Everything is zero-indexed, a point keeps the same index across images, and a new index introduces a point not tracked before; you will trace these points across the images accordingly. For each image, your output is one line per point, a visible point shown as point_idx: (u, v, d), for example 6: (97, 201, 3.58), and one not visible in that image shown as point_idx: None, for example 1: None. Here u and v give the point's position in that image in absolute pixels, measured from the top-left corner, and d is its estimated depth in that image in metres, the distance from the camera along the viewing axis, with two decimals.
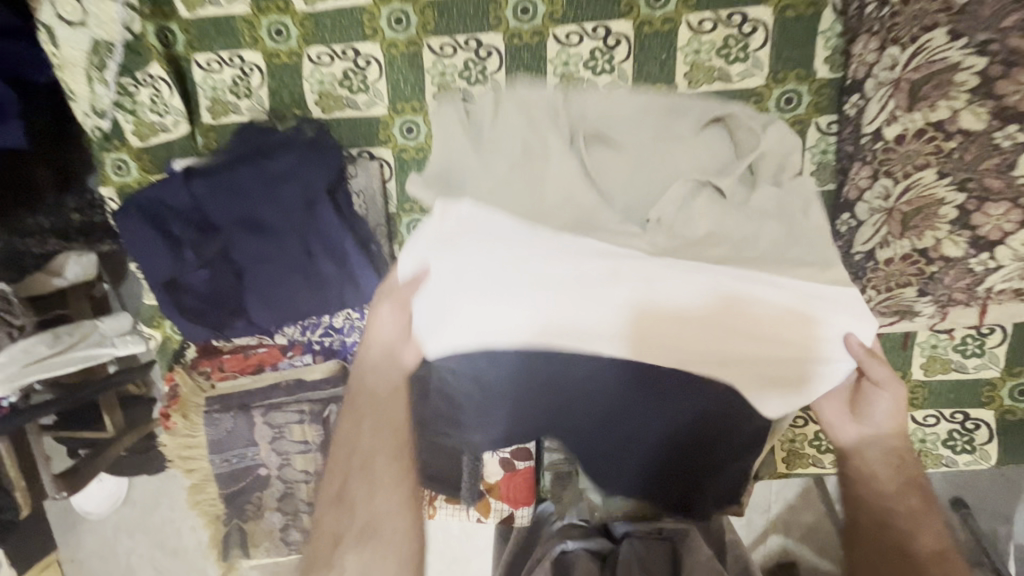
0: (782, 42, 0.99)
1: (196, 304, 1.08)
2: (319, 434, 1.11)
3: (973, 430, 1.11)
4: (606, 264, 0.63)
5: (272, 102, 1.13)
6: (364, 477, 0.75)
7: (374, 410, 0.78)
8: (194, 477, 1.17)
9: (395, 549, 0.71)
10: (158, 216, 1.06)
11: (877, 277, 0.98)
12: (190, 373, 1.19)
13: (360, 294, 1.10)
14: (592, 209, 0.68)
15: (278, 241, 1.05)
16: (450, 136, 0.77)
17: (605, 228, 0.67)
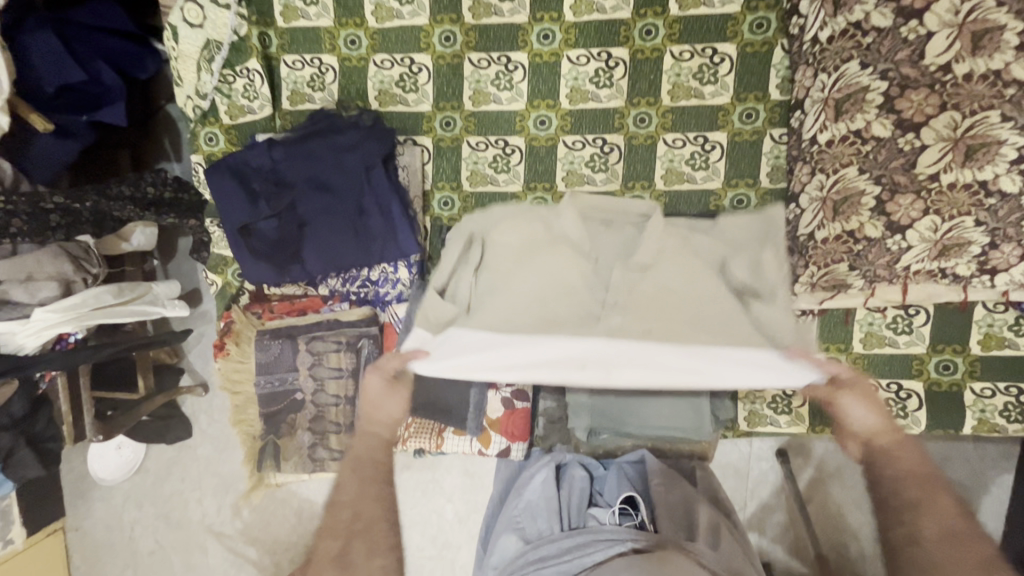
0: (744, 70, 1.28)
1: (264, 247, 1.32)
2: (351, 363, 1.32)
3: (905, 399, 1.32)
4: (577, 365, 1.05)
5: (339, 95, 1.41)
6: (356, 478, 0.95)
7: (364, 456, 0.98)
8: (239, 399, 1.37)
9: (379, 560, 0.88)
10: (242, 173, 1.32)
11: (817, 254, 1.19)
12: (244, 313, 1.41)
13: (398, 248, 1.34)
14: (567, 305, 1.12)
15: (340, 199, 1.30)
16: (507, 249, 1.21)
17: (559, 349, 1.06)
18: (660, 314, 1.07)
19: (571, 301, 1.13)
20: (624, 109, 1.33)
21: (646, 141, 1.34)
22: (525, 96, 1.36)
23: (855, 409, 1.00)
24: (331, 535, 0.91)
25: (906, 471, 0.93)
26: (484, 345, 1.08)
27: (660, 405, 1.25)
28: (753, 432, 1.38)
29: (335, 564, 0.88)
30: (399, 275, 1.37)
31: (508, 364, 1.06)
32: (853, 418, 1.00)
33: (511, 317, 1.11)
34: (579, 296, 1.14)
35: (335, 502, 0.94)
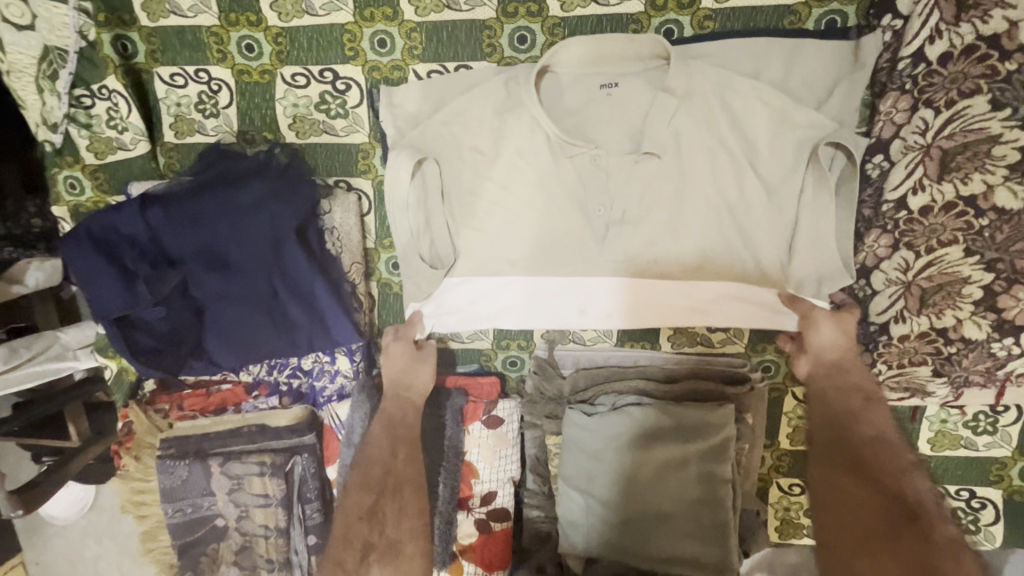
0: None
1: (150, 343, 0.99)
2: (280, 488, 1.02)
3: (979, 509, 1.06)
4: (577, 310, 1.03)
5: (240, 123, 1.02)
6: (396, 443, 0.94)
7: (399, 422, 0.96)
8: (147, 523, 1.08)
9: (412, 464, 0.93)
10: (111, 244, 0.97)
11: (889, 353, 0.90)
12: (145, 411, 1.10)
13: (331, 339, 1.01)
14: (569, 250, 0.98)
15: (246, 281, 0.97)
16: (435, 93, 0.96)
17: (575, 263, 0.99)
18: (709, 186, 0.91)
19: (575, 244, 0.97)
20: None
21: None
22: None
23: (824, 333, 0.92)
24: (364, 486, 0.89)
25: (852, 384, 0.89)
26: (487, 290, 1.04)
27: (671, 533, 0.99)
28: (786, 545, 1.13)
29: (364, 517, 0.87)
30: (337, 366, 1.06)
31: (509, 305, 1.05)
32: (817, 346, 0.92)
33: (506, 251, 0.99)
34: (575, 237, 0.97)
35: (368, 458, 0.93)
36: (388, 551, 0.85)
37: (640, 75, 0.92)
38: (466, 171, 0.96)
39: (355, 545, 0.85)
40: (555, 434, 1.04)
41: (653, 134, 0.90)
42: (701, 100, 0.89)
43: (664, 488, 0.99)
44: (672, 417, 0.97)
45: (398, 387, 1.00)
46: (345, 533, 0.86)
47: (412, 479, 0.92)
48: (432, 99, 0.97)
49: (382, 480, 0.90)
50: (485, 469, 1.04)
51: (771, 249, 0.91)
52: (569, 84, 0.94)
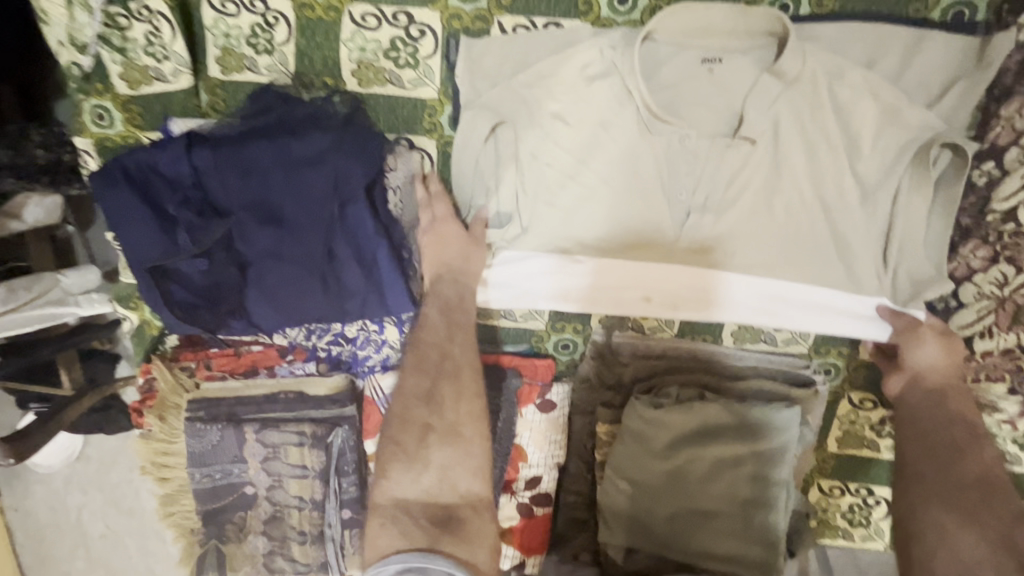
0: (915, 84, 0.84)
1: (187, 297, 0.92)
2: (319, 460, 0.98)
3: None
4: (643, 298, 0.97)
5: (297, 64, 0.92)
6: (451, 333, 0.92)
7: (460, 307, 0.94)
8: (169, 486, 1.02)
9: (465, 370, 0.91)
10: (150, 186, 0.88)
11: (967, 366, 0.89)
12: (169, 367, 1.03)
13: (384, 309, 0.94)
14: (643, 232, 0.92)
15: (299, 239, 0.89)
16: (521, 50, 0.88)
17: (647, 250, 0.93)
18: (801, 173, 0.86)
19: (650, 227, 0.92)
20: None
21: None
22: None
23: (924, 352, 0.89)
24: (420, 372, 0.90)
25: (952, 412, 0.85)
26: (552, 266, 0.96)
27: (720, 533, 0.96)
28: (822, 546, 1.16)
29: (421, 401, 0.88)
30: (385, 336, 1.00)
31: (571, 283, 0.97)
32: (918, 362, 0.90)
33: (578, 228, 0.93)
34: (651, 220, 0.91)
35: (425, 346, 0.92)
36: (447, 432, 0.87)
37: (745, 52, 0.85)
38: (545, 141, 0.89)
39: (412, 426, 0.87)
40: (607, 423, 1.01)
41: (751, 120, 0.84)
42: (809, 85, 0.83)
43: (716, 485, 0.96)
44: (733, 415, 0.95)
45: (448, 268, 0.94)
46: (402, 415, 0.88)
47: (461, 374, 0.90)
48: (513, 56, 0.89)
49: (433, 376, 0.90)
50: (534, 453, 1.01)
51: (862, 253, 0.88)
52: (668, 56, 0.86)
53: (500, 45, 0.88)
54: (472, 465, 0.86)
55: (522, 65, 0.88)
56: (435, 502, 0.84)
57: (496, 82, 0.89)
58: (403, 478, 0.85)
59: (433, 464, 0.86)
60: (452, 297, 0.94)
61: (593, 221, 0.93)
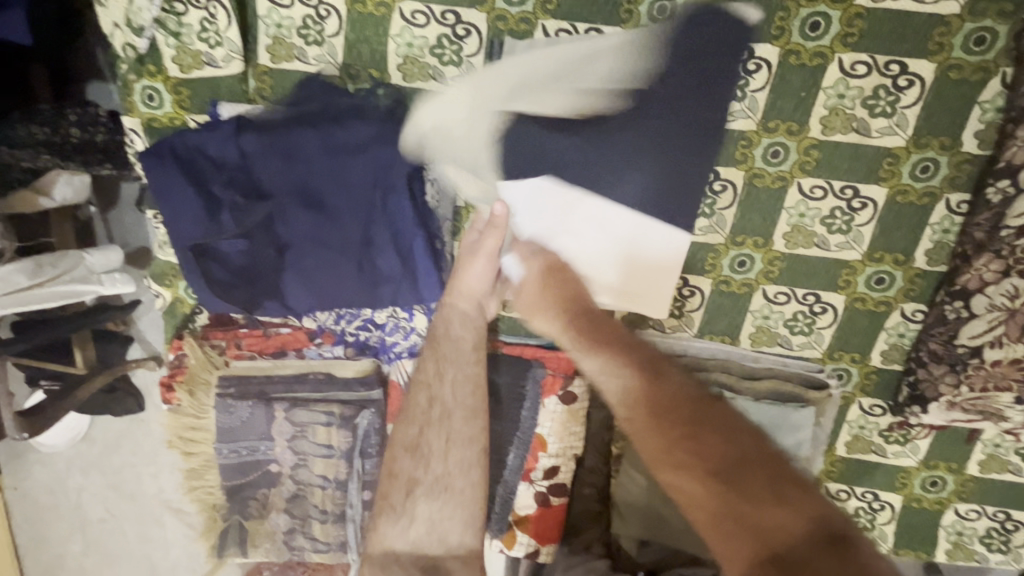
0: (936, 103, 0.88)
1: (226, 276, 0.95)
2: (344, 441, 1.00)
3: (1011, 531, 1.11)
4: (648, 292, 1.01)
5: (345, 56, 0.96)
6: (441, 363, 0.92)
7: (452, 338, 0.92)
8: (194, 461, 1.04)
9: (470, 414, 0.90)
10: (197, 167, 0.91)
11: (976, 376, 0.92)
12: (200, 344, 1.05)
13: (416, 296, 0.97)
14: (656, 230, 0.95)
15: (338, 225, 0.92)
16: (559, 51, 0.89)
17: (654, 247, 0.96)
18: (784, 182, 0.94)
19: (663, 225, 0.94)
20: (753, 135, 0.94)
21: (775, 183, 0.96)
22: None
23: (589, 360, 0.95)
24: (407, 420, 0.89)
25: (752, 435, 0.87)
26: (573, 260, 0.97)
27: None
28: None
29: (408, 449, 0.86)
30: (414, 324, 1.02)
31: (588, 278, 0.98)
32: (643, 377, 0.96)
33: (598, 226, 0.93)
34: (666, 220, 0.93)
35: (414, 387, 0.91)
36: (435, 485, 0.84)
37: (777, 65, 0.89)
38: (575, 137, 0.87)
39: (398, 479, 0.85)
40: None
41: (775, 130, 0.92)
42: None
43: None
44: (745, 415, 1.00)
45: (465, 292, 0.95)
46: (389, 468, 0.86)
47: (450, 415, 0.88)
48: (544, 56, 0.89)
49: (426, 412, 0.88)
50: (555, 443, 1.03)
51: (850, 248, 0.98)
52: None
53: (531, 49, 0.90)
54: (462, 513, 0.84)
55: (554, 60, 0.89)
56: (424, 554, 0.82)
57: (530, 76, 0.88)
58: (390, 532, 0.83)
59: (418, 518, 0.83)
60: (469, 310, 0.94)
61: (614, 220, 0.93)
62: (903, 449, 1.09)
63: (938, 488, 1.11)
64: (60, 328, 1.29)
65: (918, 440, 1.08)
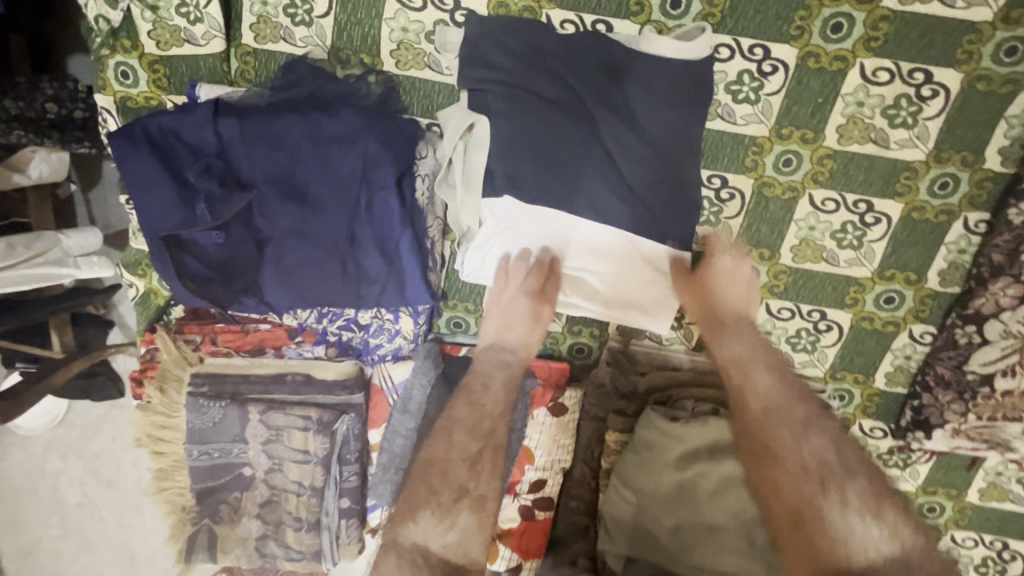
0: (960, 116, 0.83)
1: (201, 270, 0.88)
2: (322, 446, 0.96)
3: (1007, 560, 1.08)
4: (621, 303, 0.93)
5: (335, 39, 0.89)
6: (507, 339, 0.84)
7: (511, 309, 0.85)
8: (163, 461, 0.99)
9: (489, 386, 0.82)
10: (173, 152, 0.85)
11: (984, 405, 0.89)
12: (173, 338, 1.00)
13: (402, 297, 0.92)
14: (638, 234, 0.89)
15: (321, 219, 0.86)
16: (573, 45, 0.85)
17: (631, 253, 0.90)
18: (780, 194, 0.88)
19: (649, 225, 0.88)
20: (765, 142, 0.88)
21: (785, 193, 0.91)
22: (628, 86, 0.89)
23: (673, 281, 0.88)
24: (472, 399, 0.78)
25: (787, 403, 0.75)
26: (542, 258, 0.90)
27: (721, 551, 0.94)
28: None
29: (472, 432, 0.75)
30: (399, 326, 0.97)
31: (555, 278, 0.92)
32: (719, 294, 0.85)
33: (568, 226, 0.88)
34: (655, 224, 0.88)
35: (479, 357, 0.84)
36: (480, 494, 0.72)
37: (796, 68, 0.84)
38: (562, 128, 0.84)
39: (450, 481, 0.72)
40: (619, 432, 1.00)
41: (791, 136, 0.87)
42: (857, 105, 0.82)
43: (724, 501, 0.95)
44: None
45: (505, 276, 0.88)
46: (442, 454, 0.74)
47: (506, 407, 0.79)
48: (553, 60, 0.84)
49: (490, 391, 0.80)
50: (541, 455, 0.99)
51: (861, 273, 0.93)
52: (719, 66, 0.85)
53: (537, 50, 0.84)
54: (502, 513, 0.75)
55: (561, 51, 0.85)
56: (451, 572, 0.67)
57: (541, 91, 0.84)
58: (428, 527, 0.68)
59: (459, 527, 0.69)
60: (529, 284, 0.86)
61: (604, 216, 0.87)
62: (902, 473, 1.05)
63: (935, 514, 1.07)
64: (42, 310, 1.21)
65: (918, 465, 1.04)
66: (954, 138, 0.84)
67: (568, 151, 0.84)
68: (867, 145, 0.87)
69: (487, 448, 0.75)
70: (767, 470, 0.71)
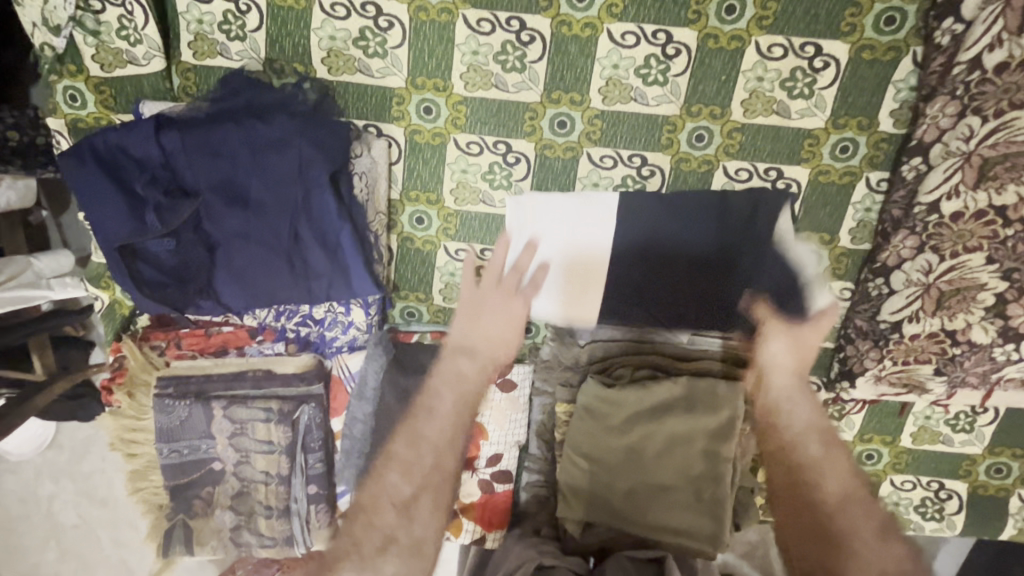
0: (852, 84, 0.89)
1: (158, 277, 0.93)
2: (284, 436, 1.01)
3: (943, 499, 1.13)
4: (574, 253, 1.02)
5: (269, 51, 0.95)
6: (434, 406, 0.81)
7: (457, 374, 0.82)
8: (137, 462, 1.04)
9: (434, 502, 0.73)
10: (120, 166, 0.90)
11: (897, 350, 0.94)
12: (139, 346, 1.04)
13: (349, 289, 0.98)
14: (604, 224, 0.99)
15: (265, 221, 0.92)
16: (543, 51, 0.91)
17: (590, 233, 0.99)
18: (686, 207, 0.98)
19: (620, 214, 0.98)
20: (677, 119, 0.95)
21: (701, 167, 0.98)
22: (541, 84, 0.94)
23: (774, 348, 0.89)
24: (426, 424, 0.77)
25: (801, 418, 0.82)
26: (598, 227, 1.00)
27: (670, 506, 1.01)
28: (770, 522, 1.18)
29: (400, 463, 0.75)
30: (351, 318, 1.04)
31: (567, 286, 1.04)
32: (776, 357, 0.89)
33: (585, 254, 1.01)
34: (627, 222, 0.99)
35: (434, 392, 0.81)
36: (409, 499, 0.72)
37: (699, 49, 0.90)
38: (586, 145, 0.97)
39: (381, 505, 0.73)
40: (567, 403, 1.07)
41: (695, 113, 0.94)
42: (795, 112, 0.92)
43: (668, 461, 1.02)
44: (684, 388, 1.02)
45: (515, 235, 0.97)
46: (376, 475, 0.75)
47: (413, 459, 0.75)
48: (651, 215, 0.99)
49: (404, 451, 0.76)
50: (494, 430, 1.10)
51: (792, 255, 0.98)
52: (629, 50, 0.90)
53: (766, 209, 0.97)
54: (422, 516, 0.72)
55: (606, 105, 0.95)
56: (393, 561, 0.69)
57: (647, 225, 0.99)
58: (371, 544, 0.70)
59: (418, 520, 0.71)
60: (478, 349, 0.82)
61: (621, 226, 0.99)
62: (839, 424, 1.11)
63: (873, 460, 1.13)
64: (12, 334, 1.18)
65: (853, 415, 1.10)
66: (847, 104, 0.91)
67: (680, 272, 1.00)
68: (769, 118, 0.93)
69: (420, 490, 0.73)
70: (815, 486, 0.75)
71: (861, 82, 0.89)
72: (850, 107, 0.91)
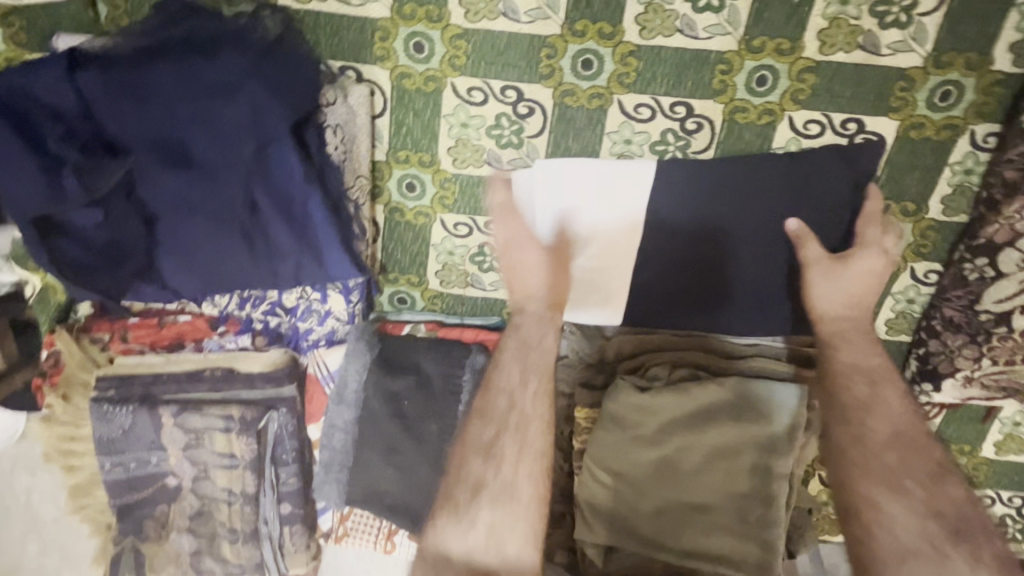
0: (965, 8, 0.69)
1: (85, 258, 0.73)
2: (249, 448, 0.85)
3: None
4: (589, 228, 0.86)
5: None
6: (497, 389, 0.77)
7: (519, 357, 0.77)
8: (77, 477, 0.88)
9: (525, 517, 0.69)
10: (24, 113, 0.67)
11: (1001, 347, 0.76)
12: (76, 339, 0.86)
13: (323, 273, 0.81)
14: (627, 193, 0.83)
15: (213, 186, 0.74)
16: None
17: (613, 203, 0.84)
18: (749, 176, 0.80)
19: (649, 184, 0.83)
20: (733, 57, 0.75)
21: (760, 118, 0.79)
22: (562, 11, 0.74)
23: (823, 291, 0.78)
24: (486, 420, 0.74)
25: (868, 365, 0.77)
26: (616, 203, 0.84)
27: (708, 533, 0.84)
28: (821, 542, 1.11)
29: (483, 452, 0.72)
30: (329, 306, 0.86)
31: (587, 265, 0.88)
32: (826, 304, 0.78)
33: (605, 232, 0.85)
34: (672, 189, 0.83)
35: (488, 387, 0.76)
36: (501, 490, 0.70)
37: None
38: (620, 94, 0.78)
39: (465, 481, 0.71)
40: (586, 407, 0.91)
41: (757, 49, 0.74)
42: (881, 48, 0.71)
43: (708, 478, 0.85)
44: (728, 391, 0.85)
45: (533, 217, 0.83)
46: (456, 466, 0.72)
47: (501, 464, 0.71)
48: (689, 180, 0.82)
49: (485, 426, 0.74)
50: None
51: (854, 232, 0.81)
52: None
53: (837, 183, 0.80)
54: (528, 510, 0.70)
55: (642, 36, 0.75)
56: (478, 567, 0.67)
57: (697, 201, 0.82)
58: (450, 533, 0.69)
59: (479, 521, 0.68)
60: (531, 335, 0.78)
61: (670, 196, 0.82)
62: None
63: None
64: None
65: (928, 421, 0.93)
66: (955, 35, 0.70)
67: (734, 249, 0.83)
68: (853, 54, 0.73)
69: (502, 431, 0.73)
70: (873, 502, 0.72)
71: (978, 4, 0.69)
72: (956, 41, 0.71)
